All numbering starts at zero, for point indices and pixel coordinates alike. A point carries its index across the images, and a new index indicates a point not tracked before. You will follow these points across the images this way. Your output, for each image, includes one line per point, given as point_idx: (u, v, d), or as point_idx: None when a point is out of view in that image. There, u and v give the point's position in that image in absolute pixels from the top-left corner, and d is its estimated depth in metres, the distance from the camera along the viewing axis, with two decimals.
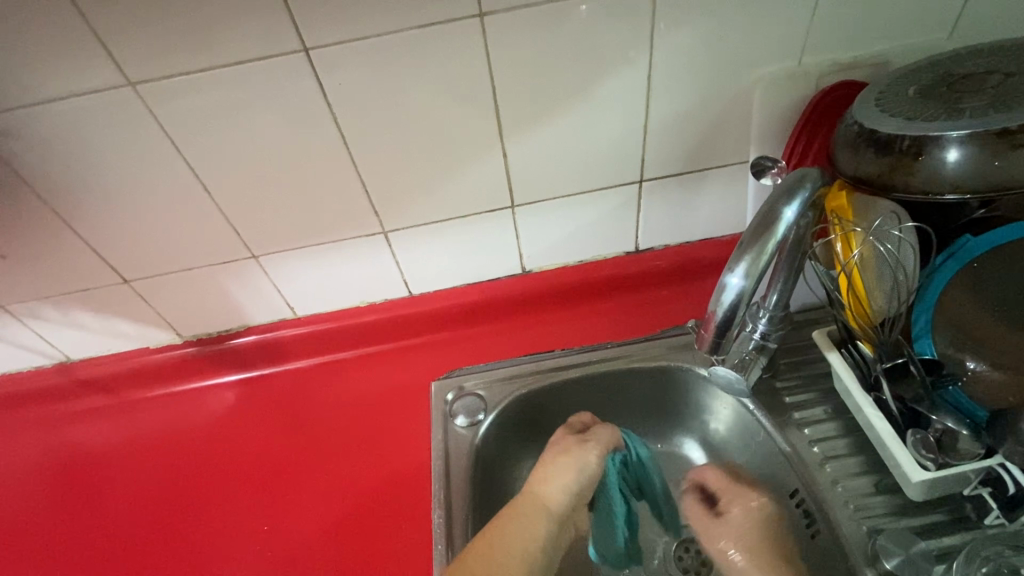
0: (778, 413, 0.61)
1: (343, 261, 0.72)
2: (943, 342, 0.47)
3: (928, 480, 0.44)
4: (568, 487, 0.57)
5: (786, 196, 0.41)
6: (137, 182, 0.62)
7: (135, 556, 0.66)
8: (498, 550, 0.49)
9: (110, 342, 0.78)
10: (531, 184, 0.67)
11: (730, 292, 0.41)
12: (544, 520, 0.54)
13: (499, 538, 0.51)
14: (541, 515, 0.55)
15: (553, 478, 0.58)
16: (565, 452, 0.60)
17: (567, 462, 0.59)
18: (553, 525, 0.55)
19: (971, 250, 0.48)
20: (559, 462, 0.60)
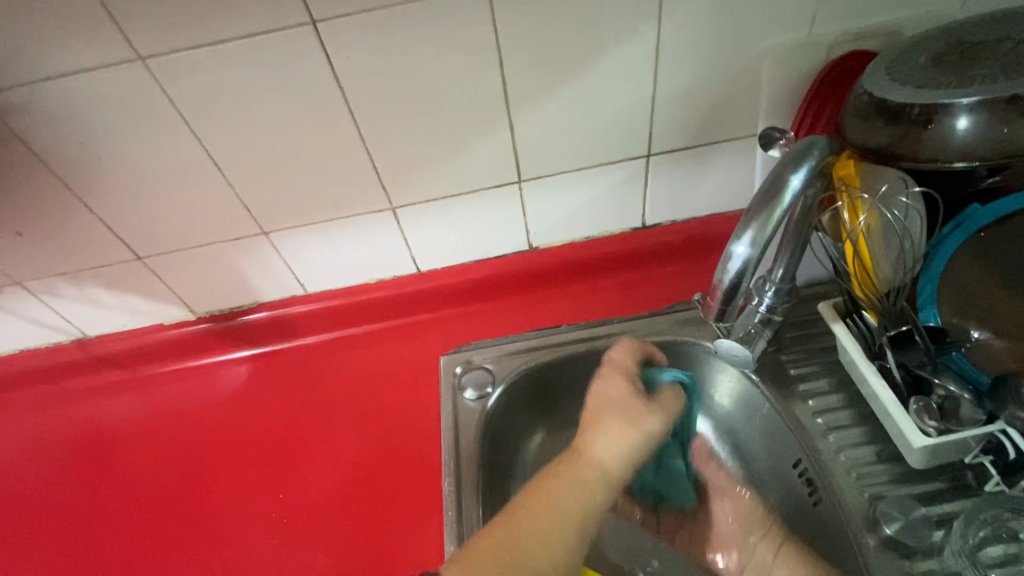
0: (782, 385, 0.62)
1: (352, 237, 0.73)
2: (947, 312, 0.48)
3: (930, 447, 0.44)
4: (629, 456, 0.51)
5: (793, 164, 0.41)
6: (148, 158, 0.63)
7: (154, 523, 0.68)
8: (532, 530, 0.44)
9: (125, 318, 0.79)
10: (538, 158, 0.68)
11: (736, 261, 0.42)
12: (600, 489, 0.48)
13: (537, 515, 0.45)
14: (595, 483, 0.48)
15: (607, 438, 0.52)
16: (625, 413, 0.54)
17: (627, 425, 0.53)
18: (609, 496, 0.49)
19: (978, 220, 0.48)
20: (615, 426, 0.52)
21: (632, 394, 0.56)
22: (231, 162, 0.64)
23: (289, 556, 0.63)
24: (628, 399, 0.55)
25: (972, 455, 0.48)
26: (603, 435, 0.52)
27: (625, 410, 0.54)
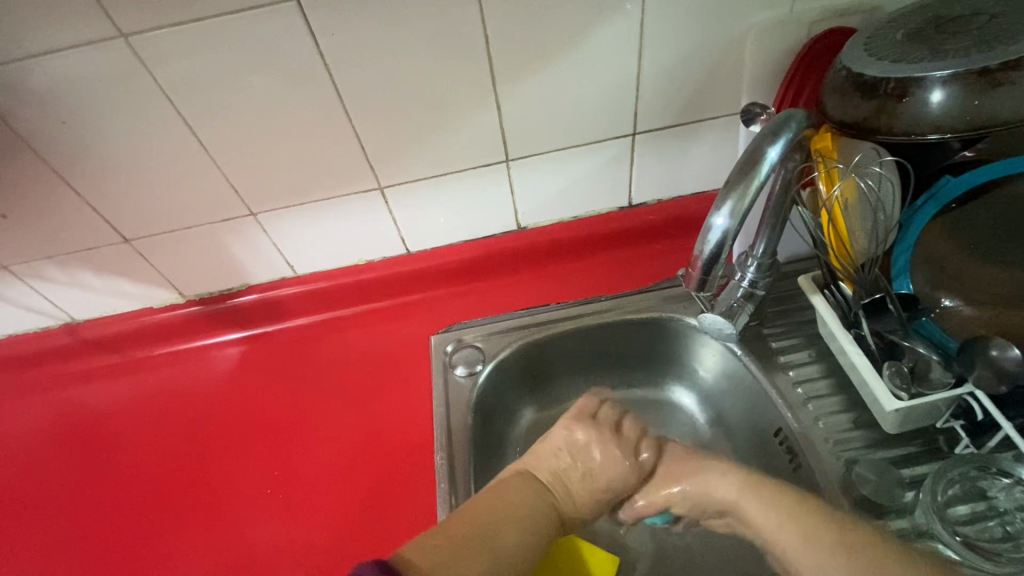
0: (764, 358, 0.64)
1: (341, 218, 0.73)
2: (920, 281, 0.50)
3: (902, 410, 0.46)
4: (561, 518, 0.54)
5: (770, 136, 0.42)
6: (133, 139, 0.62)
7: (150, 502, 0.69)
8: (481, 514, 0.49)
9: (113, 302, 0.79)
10: (526, 136, 0.68)
11: (715, 233, 0.43)
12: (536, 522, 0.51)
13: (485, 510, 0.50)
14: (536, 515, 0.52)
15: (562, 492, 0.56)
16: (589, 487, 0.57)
17: (574, 498, 0.56)
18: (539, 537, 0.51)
19: (950, 191, 0.50)
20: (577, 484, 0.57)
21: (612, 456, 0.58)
22: (217, 142, 0.64)
23: (285, 529, 0.64)
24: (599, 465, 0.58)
25: (942, 419, 0.51)
26: (576, 501, 0.56)
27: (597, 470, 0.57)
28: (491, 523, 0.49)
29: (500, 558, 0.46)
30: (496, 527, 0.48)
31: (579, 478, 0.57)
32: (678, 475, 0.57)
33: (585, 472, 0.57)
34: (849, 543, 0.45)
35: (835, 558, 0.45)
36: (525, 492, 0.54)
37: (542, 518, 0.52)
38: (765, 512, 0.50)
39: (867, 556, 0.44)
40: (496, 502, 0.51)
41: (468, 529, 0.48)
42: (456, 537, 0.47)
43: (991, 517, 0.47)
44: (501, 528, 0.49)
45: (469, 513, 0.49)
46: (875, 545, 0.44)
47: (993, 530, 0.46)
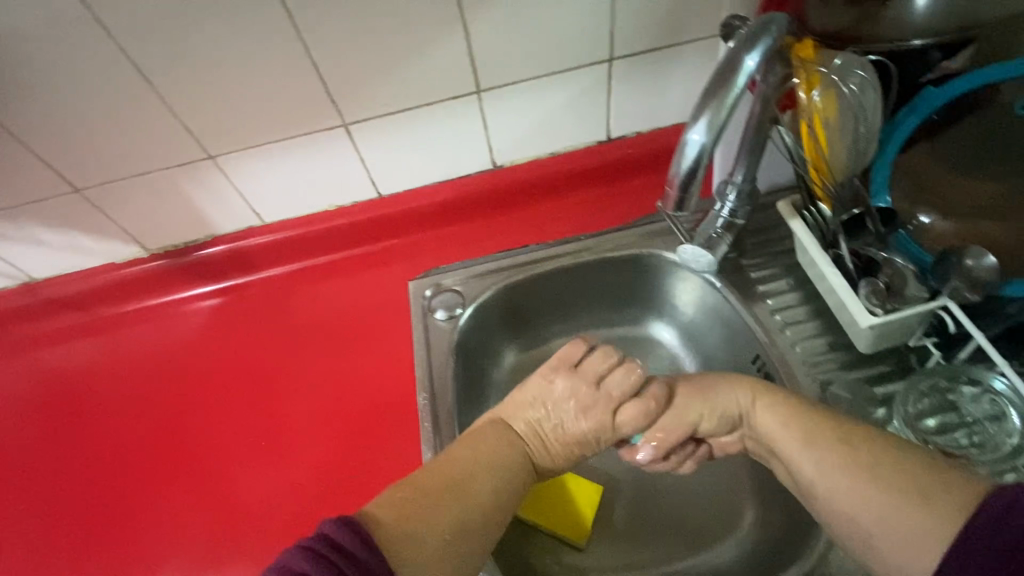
0: (743, 289, 0.63)
1: (306, 160, 0.70)
2: (899, 196, 0.50)
3: (875, 325, 0.46)
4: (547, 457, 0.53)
5: (749, 43, 0.40)
6: (70, 76, 0.57)
7: (135, 457, 0.69)
8: (454, 467, 0.47)
9: (72, 257, 0.76)
10: (496, 64, 0.64)
11: (691, 149, 0.41)
12: (507, 483, 0.49)
13: (459, 462, 0.48)
14: (508, 475, 0.49)
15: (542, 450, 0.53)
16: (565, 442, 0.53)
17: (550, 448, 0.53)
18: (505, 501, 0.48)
19: (932, 101, 0.48)
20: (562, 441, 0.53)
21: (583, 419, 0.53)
22: (163, 77, 0.59)
23: (273, 476, 0.65)
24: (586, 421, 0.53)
25: (916, 337, 0.51)
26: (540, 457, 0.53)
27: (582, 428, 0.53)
28: (461, 474, 0.47)
29: (467, 510, 0.45)
30: (464, 478, 0.47)
31: (551, 429, 0.53)
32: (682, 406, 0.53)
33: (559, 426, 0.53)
34: (853, 442, 0.42)
35: (846, 463, 0.42)
36: (501, 439, 0.51)
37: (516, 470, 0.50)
38: (775, 419, 0.48)
39: (868, 452, 0.41)
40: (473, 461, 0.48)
41: (439, 486, 0.45)
42: (427, 497, 0.44)
43: (959, 427, 0.47)
44: (475, 477, 0.47)
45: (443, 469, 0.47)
46: (879, 443, 0.42)
47: (961, 439, 0.47)
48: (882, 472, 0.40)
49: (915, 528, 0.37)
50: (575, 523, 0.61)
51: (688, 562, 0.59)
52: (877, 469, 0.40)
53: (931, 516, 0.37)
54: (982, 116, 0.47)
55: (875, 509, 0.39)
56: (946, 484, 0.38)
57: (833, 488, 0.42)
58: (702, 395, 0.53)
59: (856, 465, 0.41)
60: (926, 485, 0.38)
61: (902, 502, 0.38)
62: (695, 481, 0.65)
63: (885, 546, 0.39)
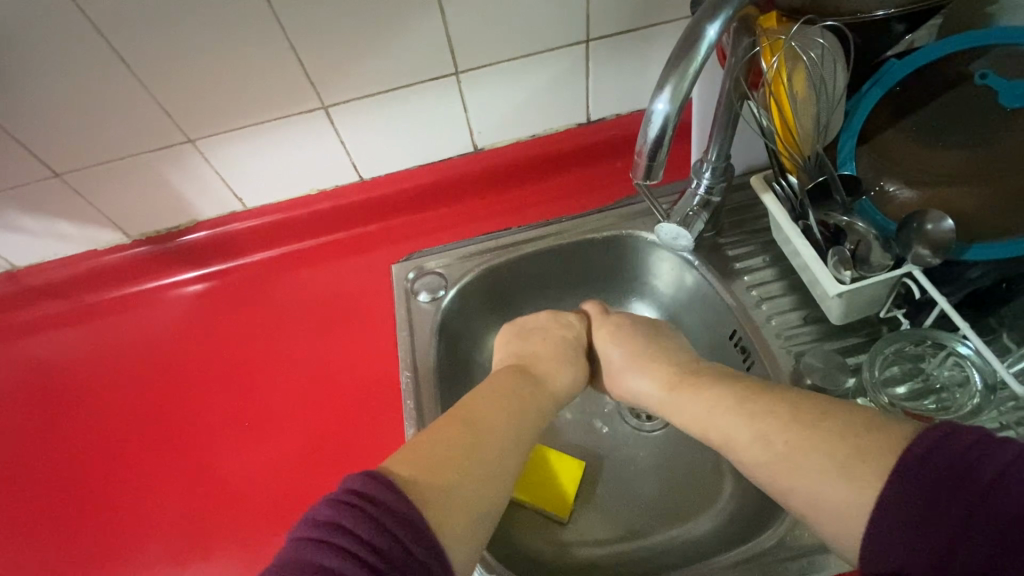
0: (720, 266, 0.64)
1: (288, 143, 0.70)
2: (865, 168, 0.51)
3: (844, 293, 0.47)
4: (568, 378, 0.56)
5: (711, 13, 0.40)
6: (46, 57, 0.57)
7: (119, 442, 0.70)
8: (465, 411, 0.47)
9: (54, 244, 0.76)
10: (474, 46, 0.65)
11: (657, 119, 0.42)
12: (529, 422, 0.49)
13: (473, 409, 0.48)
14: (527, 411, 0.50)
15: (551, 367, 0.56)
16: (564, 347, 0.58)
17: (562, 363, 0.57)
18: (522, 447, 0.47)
19: (894, 75, 0.50)
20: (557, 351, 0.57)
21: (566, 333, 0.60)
22: (141, 59, 0.59)
23: (257, 456, 0.66)
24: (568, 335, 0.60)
25: (885, 308, 0.53)
26: (548, 377, 0.55)
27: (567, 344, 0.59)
28: (473, 421, 0.46)
29: (485, 452, 0.44)
30: (473, 424, 0.46)
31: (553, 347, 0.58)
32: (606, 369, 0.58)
33: (557, 343, 0.59)
34: (767, 434, 0.41)
35: (765, 444, 0.41)
36: (511, 379, 0.52)
37: (532, 412, 0.50)
38: (695, 411, 0.47)
39: (783, 440, 0.40)
40: (478, 410, 0.48)
41: (451, 437, 0.44)
42: (447, 446, 0.44)
43: (929, 394, 0.48)
44: (490, 421, 0.47)
45: (452, 424, 0.46)
46: (789, 429, 0.40)
47: (928, 404, 0.48)
48: (799, 455, 0.38)
49: (841, 506, 0.36)
50: (557, 497, 0.61)
51: (666, 534, 0.60)
52: (793, 457, 0.39)
53: (850, 490, 0.35)
54: (939, 100, 0.49)
55: (804, 494, 0.38)
56: (861, 455, 0.36)
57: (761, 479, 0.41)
58: (623, 364, 0.57)
59: (773, 455, 0.40)
60: (847, 460, 0.36)
61: (821, 482, 0.37)
62: (675, 456, 0.66)
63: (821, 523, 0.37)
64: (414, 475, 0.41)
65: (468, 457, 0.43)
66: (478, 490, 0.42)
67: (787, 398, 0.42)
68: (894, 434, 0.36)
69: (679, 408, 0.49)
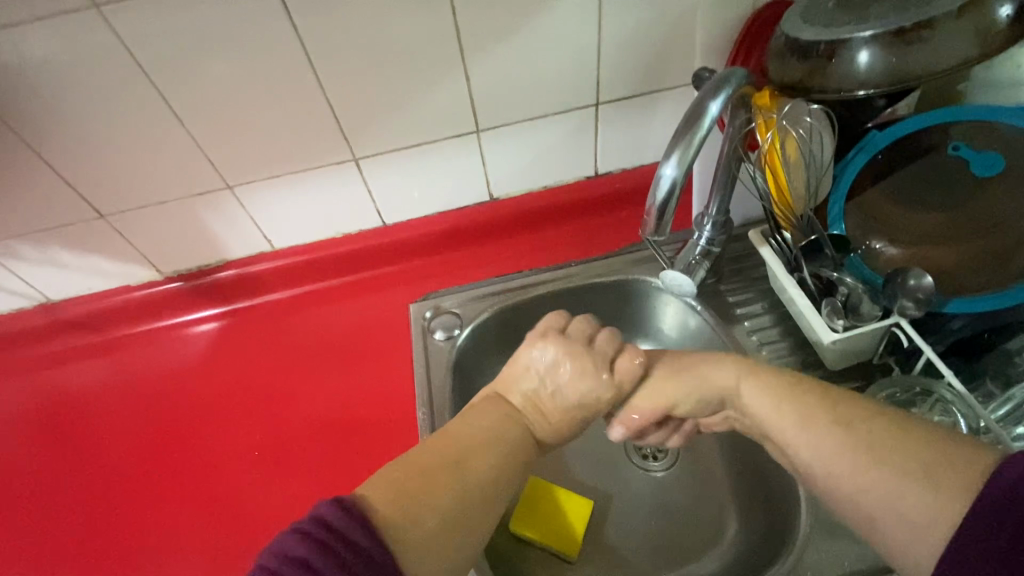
0: (722, 312, 0.68)
1: (318, 190, 0.75)
2: (853, 225, 0.55)
3: (837, 340, 0.51)
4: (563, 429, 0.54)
5: (712, 92, 0.46)
6: (106, 110, 0.63)
7: (139, 473, 0.71)
8: (452, 446, 0.47)
9: (88, 280, 0.80)
10: (494, 106, 0.71)
11: (665, 182, 0.47)
12: (515, 460, 0.49)
13: (458, 440, 0.48)
14: (514, 453, 0.49)
15: (547, 421, 0.54)
16: (563, 400, 0.55)
17: (562, 411, 0.55)
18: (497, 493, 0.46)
19: (877, 143, 0.56)
20: (562, 401, 0.55)
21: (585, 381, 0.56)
22: (191, 112, 0.65)
23: (275, 488, 0.68)
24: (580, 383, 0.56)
25: (878, 355, 0.56)
26: (539, 426, 0.54)
27: (579, 392, 0.56)
28: (454, 452, 0.47)
29: (465, 481, 0.45)
30: (458, 455, 0.46)
31: (557, 396, 0.55)
32: (663, 378, 0.56)
33: (555, 390, 0.55)
34: (849, 422, 0.41)
35: (844, 433, 0.41)
36: (494, 418, 0.52)
37: (515, 445, 0.50)
38: (772, 404, 0.47)
39: (867, 433, 0.40)
40: (462, 447, 0.47)
41: (431, 466, 0.45)
42: (424, 476, 0.44)
43: None
44: (471, 458, 0.47)
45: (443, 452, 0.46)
46: (877, 422, 0.40)
47: None
48: (878, 452, 0.39)
49: (925, 507, 0.35)
50: (567, 535, 0.63)
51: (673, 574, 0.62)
52: (874, 450, 0.39)
53: (932, 494, 0.35)
54: (915, 167, 0.55)
55: (872, 497, 0.38)
56: (945, 468, 0.36)
57: (826, 469, 0.41)
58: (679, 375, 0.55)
59: (852, 445, 0.40)
60: (932, 459, 0.37)
61: (900, 480, 0.37)
62: (681, 496, 0.68)
63: (892, 527, 0.37)
64: (384, 500, 0.41)
65: (451, 488, 0.44)
66: (446, 529, 0.42)
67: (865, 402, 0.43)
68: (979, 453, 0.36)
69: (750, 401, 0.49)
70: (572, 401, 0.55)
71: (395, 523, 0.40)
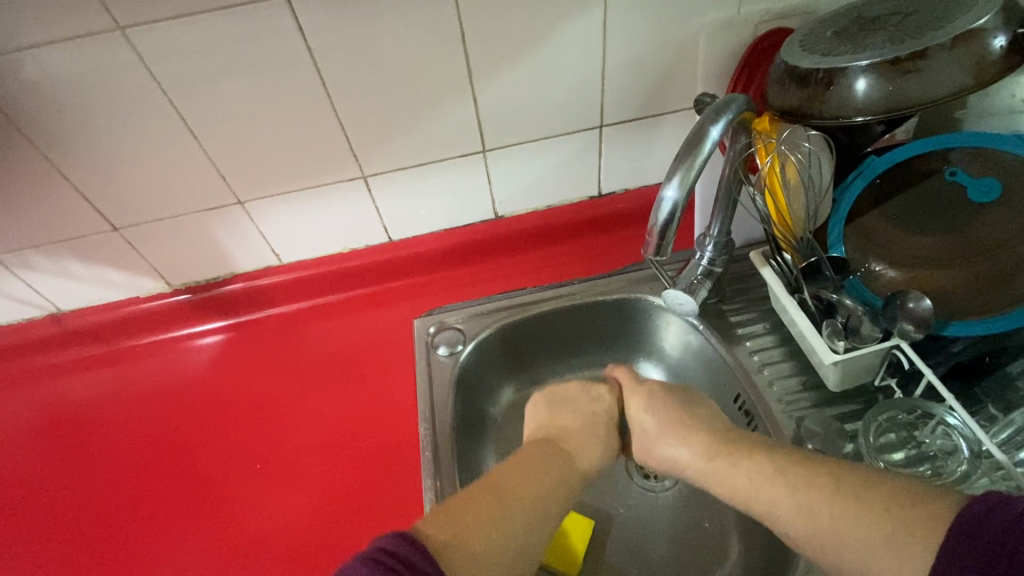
0: (723, 331, 0.69)
1: (327, 207, 0.77)
2: (852, 248, 0.56)
3: (838, 362, 0.51)
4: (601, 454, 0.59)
5: (713, 116, 0.47)
6: (125, 128, 0.65)
7: (140, 485, 0.72)
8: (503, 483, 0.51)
9: (99, 291, 0.81)
10: (502, 128, 0.73)
11: (667, 204, 0.48)
12: (561, 495, 0.53)
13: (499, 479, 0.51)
14: (560, 490, 0.53)
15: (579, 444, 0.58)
16: (579, 412, 0.61)
17: (585, 423, 0.60)
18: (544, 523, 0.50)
19: (875, 168, 0.58)
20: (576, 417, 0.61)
21: (586, 397, 0.63)
22: (209, 131, 0.67)
23: (275, 502, 0.68)
24: (586, 399, 0.63)
25: (879, 376, 0.56)
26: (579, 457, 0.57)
27: (593, 414, 0.62)
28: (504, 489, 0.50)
29: (508, 514, 0.48)
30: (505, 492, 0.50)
31: (574, 412, 0.62)
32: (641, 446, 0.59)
33: (579, 410, 0.62)
34: (811, 508, 0.42)
35: (806, 511, 0.42)
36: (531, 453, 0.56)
37: (562, 480, 0.54)
38: (736, 477, 0.48)
39: (828, 514, 0.41)
40: (504, 481, 0.51)
41: (476, 499, 0.49)
42: (470, 512, 0.47)
43: (925, 461, 0.51)
44: (516, 491, 0.50)
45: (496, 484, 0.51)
46: (833, 500, 0.41)
47: (924, 471, 0.50)
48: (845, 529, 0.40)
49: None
50: (568, 555, 0.62)
51: None
52: (838, 529, 0.40)
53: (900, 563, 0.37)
54: (913, 191, 0.56)
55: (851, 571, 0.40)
56: (907, 533, 0.37)
57: (806, 548, 0.42)
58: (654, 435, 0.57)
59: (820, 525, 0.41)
60: (892, 528, 0.38)
61: (873, 550, 0.38)
62: (683, 516, 0.67)
63: None
64: (439, 534, 0.44)
65: (496, 525, 0.47)
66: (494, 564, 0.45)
67: (822, 466, 0.44)
68: (936, 509, 0.37)
69: (714, 473, 0.50)
70: (593, 416, 0.61)
71: (445, 556, 0.43)
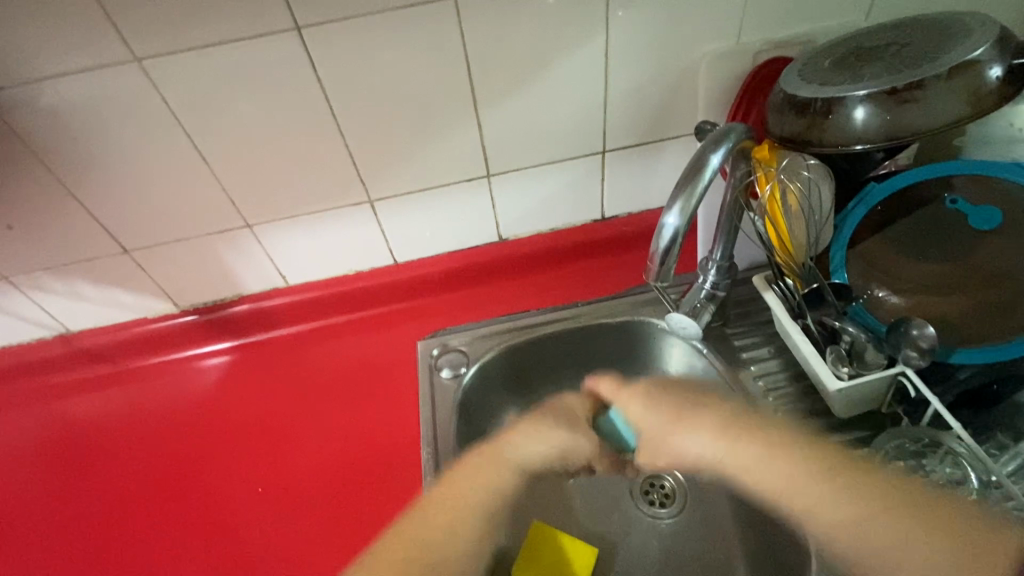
0: (727, 355, 0.68)
1: (333, 230, 0.78)
2: (855, 274, 0.56)
3: (843, 389, 0.51)
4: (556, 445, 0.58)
5: (713, 145, 0.48)
6: (139, 153, 0.67)
7: (142, 507, 0.71)
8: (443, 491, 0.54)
9: (107, 311, 0.82)
10: (505, 153, 0.74)
11: (668, 231, 0.48)
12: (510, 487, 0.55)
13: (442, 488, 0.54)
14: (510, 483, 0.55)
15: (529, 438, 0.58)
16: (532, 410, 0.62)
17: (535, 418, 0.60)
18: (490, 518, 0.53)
19: (875, 196, 0.58)
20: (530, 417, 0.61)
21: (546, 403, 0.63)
22: (220, 156, 0.69)
23: (277, 526, 0.67)
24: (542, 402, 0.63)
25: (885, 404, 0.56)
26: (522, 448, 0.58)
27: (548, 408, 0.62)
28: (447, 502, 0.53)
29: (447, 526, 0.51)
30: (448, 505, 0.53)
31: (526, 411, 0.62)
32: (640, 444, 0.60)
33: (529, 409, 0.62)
34: (858, 518, 0.45)
35: (859, 518, 0.45)
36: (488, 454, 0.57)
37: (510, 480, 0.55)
38: (772, 477, 0.50)
39: (879, 523, 0.44)
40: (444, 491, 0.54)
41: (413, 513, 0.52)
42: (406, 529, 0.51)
43: None
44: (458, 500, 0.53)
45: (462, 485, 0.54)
46: (885, 515, 0.44)
47: None
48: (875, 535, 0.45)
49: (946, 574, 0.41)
50: None
51: None
52: (891, 537, 0.44)
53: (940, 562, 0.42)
54: (913, 218, 0.57)
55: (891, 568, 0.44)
56: (949, 541, 0.42)
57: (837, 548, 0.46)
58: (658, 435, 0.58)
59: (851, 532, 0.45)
60: (943, 536, 0.42)
61: (901, 555, 0.43)
62: (690, 544, 0.66)
63: None
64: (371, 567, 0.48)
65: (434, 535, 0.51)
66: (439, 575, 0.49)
67: (869, 479, 0.47)
68: (991, 535, 0.42)
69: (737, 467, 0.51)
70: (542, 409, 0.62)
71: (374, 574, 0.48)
